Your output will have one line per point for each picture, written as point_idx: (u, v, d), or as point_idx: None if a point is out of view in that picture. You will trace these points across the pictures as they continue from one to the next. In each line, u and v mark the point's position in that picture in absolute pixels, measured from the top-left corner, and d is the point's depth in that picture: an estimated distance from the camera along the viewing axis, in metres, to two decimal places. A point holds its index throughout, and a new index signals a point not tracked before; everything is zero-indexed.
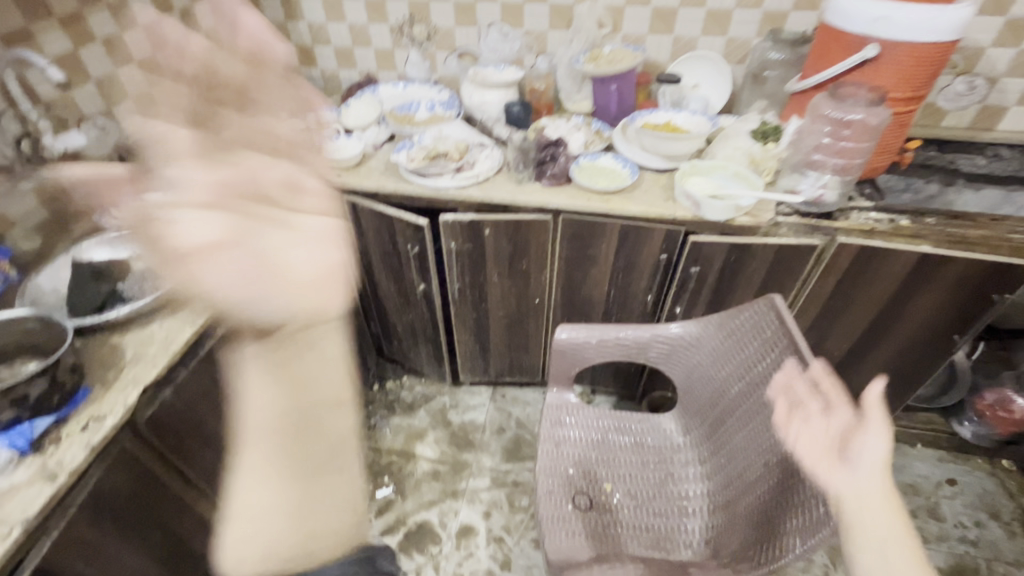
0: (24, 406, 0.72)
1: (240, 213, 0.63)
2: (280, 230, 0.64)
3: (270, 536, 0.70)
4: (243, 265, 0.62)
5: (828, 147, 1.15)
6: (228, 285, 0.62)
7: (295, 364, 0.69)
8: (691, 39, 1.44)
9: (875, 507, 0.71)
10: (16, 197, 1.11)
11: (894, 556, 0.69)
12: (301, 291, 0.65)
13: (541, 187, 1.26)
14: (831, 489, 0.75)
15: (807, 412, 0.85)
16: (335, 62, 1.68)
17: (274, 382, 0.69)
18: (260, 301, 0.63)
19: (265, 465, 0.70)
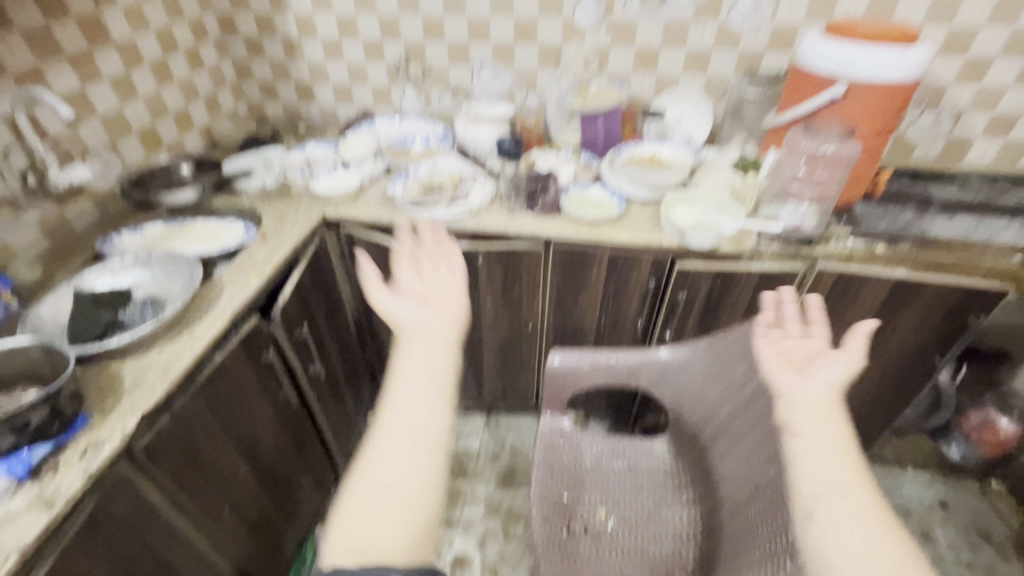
0: (24, 432, 0.73)
1: (411, 278, 0.84)
2: (434, 284, 0.83)
3: (391, 513, 0.56)
4: (414, 301, 0.79)
5: (805, 178, 1.23)
6: (401, 311, 0.77)
7: (438, 358, 0.71)
8: (672, 77, 1.52)
9: (825, 420, 0.71)
10: (19, 229, 1.13)
11: (838, 469, 0.66)
12: (436, 317, 0.77)
13: (532, 216, 1.30)
14: (785, 392, 0.76)
15: (784, 331, 0.88)
16: (333, 98, 1.75)
17: (423, 365, 0.70)
18: (420, 319, 0.76)
19: (412, 428, 0.63)
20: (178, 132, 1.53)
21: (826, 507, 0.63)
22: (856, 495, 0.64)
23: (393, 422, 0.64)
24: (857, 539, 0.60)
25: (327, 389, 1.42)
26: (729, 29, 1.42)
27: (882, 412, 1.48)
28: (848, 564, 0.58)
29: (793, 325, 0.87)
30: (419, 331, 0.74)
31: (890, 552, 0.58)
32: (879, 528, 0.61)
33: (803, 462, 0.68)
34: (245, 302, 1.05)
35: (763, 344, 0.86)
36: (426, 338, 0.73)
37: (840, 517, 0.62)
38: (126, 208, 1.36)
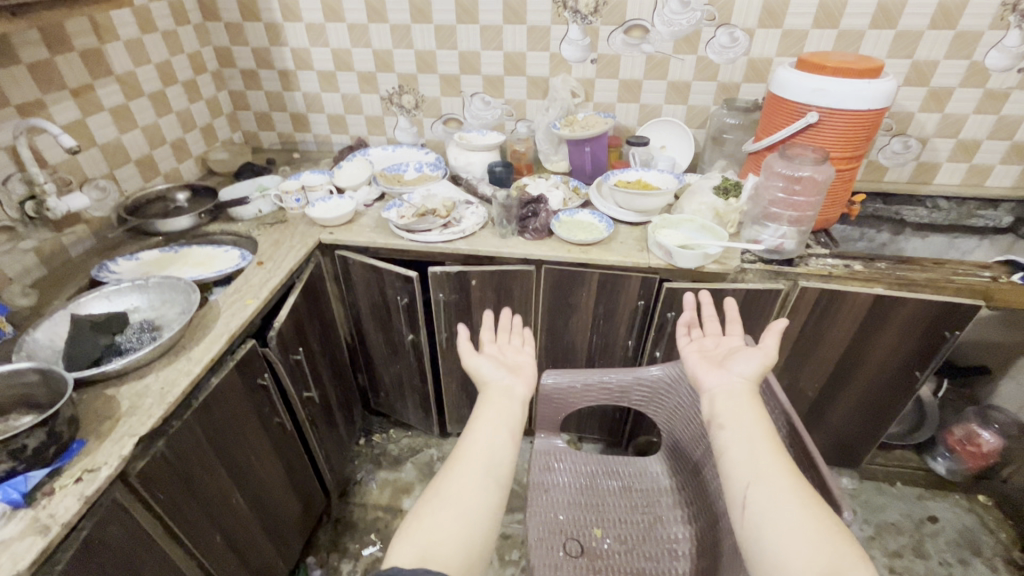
0: (20, 457, 0.73)
1: (497, 347, 0.87)
2: (516, 355, 0.86)
3: (448, 531, 0.60)
4: (501, 364, 0.83)
5: (783, 201, 1.25)
6: (487, 370, 0.81)
7: (512, 412, 0.75)
8: (655, 107, 1.60)
9: (743, 410, 0.72)
10: (15, 255, 1.14)
11: (759, 451, 0.67)
12: (516, 377, 0.81)
13: (523, 241, 1.34)
14: (707, 388, 0.78)
15: (703, 334, 0.91)
16: (328, 128, 1.79)
17: (506, 418, 0.74)
18: (506, 383, 0.79)
19: (485, 463, 0.67)
20: (175, 161, 1.57)
21: (754, 489, 0.63)
22: (779, 475, 0.64)
23: (468, 458, 0.68)
24: (781, 515, 0.60)
25: (321, 413, 1.42)
26: (707, 62, 1.50)
27: (869, 429, 1.51)
28: (778, 543, 0.58)
29: (711, 326, 0.91)
30: (503, 389, 0.78)
31: (812, 524, 0.58)
32: (800, 500, 0.61)
33: (728, 450, 0.69)
34: (241, 326, 1.07)
35: (687, 345, 0.89)
36: (509, 395, 0.77)
37: (765, 496, 0.62)
38: (122, 234, 1.37)
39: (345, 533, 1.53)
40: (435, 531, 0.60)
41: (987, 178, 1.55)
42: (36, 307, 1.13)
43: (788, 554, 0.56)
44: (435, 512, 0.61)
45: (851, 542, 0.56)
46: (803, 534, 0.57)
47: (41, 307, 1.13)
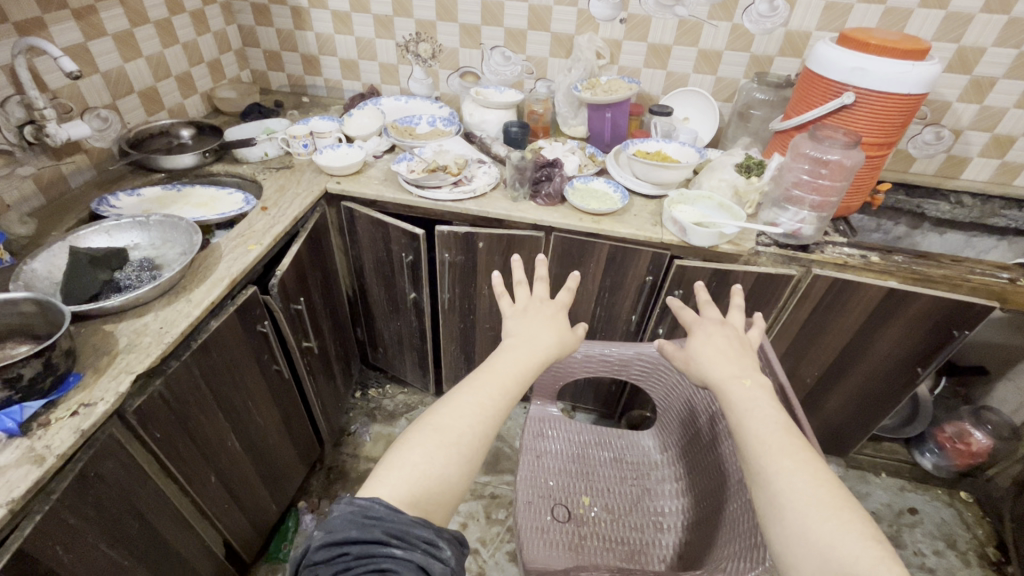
0: (16, 386, 0.72)
1: (524, 303, 0.86)
2: (545, 319, 0.84)
3: (438, 469, 0.64)
4: (537, 328, 0.82)
5: (807, 183, 1.20)
6: (525, 332, 0.81)
7: (517, 363, 0.76)
8: (683, 75, 1.53)
9: (756, 406, 0.73)
10: (12, 181, 1.10)
11: (769, 434, 0.70)
12: (526, 336, 0.80)
13: (535, 206, 1.30)
14: (717, 377, 0.79)
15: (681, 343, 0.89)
16: (340, 73, 1.73)
17: (523, 372, 0.76)
18: (522, 335, 0.81)
19: (481, 410, 0.70)
20: (180, 96, 1.51)
21: (770, 487, 0.65)
22: (793, 464, 0.66)
23: (463, 401, 0.71)
24: (784, 512, 0.63)
25: (319, 363, 1.42)
26: (742, 32, 1.42)
27: (862, 421, 1.52)
28: (784, 543, 0.62)
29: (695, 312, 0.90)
30: (530, 348, 0.79)
31: (820, 521, 0.60)
32: (810, 496, 0.63)
33: (741, 436, 0.72)
34: (244, 271, 1.05)
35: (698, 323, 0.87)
36: (534, 359, 0.78)
37: (770, 489, 0.65)
38: (123, 168, 1.34)
39: (336, 482, 1.56)
40: (417, 464, 0.64)
41: (1017, 176, 1.49)
42: (33, 238, 1.10)
43: (796, 548, 0.60)
44: (425, 444, 0.66)
45: (856, 540, 0.58)
46: (817, 530, 0.60)
47: (40, 238, 1.11)
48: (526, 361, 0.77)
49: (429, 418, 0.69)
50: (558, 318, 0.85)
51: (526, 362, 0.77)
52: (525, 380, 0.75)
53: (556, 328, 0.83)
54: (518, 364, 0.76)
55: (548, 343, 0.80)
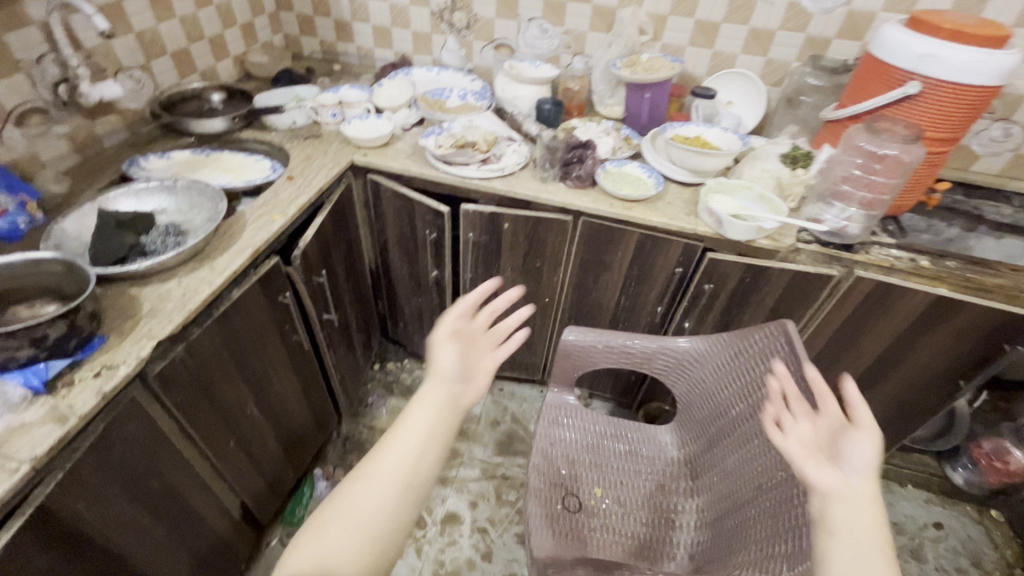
0: (41, 346, 0.74)
1: (436, 336, 0.80)
2: (458, 360, 0.77)
3: (343, 545, 0.61)
4: (463, 358, 0.78)
5: (857, 179, 1.14)
6: (442, 359, 0.77)
7: (431, 418, 0.72)
8: (730, 55, 1.44)
9: (854, 519, 0.64)
10: (48, 139, 1.12)
11: (863, 550, 0.61)
12: (436, 381, 0.75)
13: (565, 188, 1.26)
14: (824, 480, 0.68)
15: (792, 418, 0.78)
16: (373, 41, 1.69)
17: (440, 426, 0.71)
18: (433, 380, 0.75)
19: (388, 483, 0.66)
20: (212, 59, 1.50)
21: None
22: None
23: (374, 469, 0.67)
24: None
25: (339, 335, 1.42)
26: (799, 10, 1.32)
27: (893, 431, 1.45)
28: None
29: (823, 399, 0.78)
30: (447, 392, 0.74)
31: None
32: None
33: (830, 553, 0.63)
34: (268, 241, 1.04)
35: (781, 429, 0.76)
36: (451, 403, 0.74)
37: None
38: (155, 130, 1.34)
39: (352, 452, 1.58)
40: (322, 546, 0.61)
41: None
42: (67, 196, 1.12)
43: None
44: (331, 524, 0.63)
45: None
46: None
47: (73, 197, 1.13)
48: (440, 415, 0.72)
49: (341, 489, 0.66)
50: (465, 355, 0.78)
51: (439, 416, 0.72)
52: (438, 435, 0.71)
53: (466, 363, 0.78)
54: (427, 420, 0.71)
55: (461, 387, 0.76)
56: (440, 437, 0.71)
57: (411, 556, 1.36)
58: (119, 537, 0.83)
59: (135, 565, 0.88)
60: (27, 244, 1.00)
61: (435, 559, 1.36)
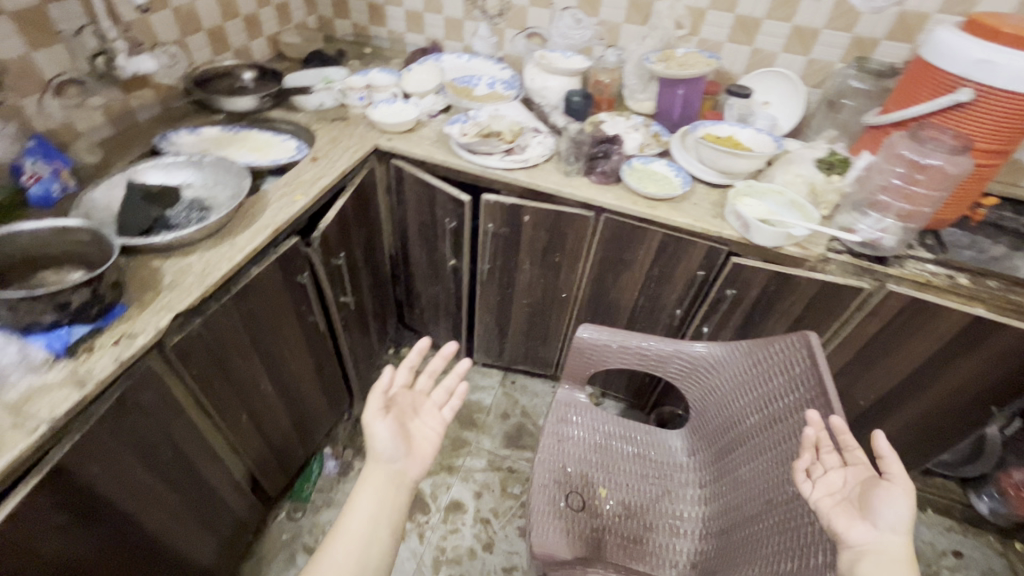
0: (65, 311, 0.76)
1: (370, 417, 0.79)
2: (397, 439, 0.78)
3: None
4: (399, 432, 0.80)
5: (897, 189, 1.10)
6: (380, 441, 0.78)
7: (384, 495, 0.75)
8: (770, 54, 1.38)
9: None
10: (84, 111, 1.15)
11: None
12: (375, 460, 0.77)
13: (588, 183, 1.23)
14: (856, 535, 0.68)
15: (822, 470, 0.79)
16: (405, 25, 1.68)
17: (386, 508, 0.74)
18: (374, 460, 0.77)
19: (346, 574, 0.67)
20: (246, 38, 1.52)
21: None
22: None
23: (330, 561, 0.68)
24: None
25: (355, 318, 1.43)
26: (847, 9, 1.26)
27: (916, 453, 1.40)
28: None
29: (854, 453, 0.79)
30: (388, 472, 0.76)
31: None
32: None
33: None
34: (289, 220, 1.05)
35: (809, 483, 0.78)
36: (395, 479, 0.76)
37: None
38: (187, 106, 1.37)
39: (361, 434, 1.59)
40: None
41: None
42: (100, 166, 1.15)
43: None
44: None
45: None
46: None
47: (105, 167, 1.16)
48: (386, 495, 0.75)
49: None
50: (400, 427, 0.81)
51: (386, 495, 0.75)
52: (388, 516, 0.74)
53: (407, 435, 0.81)
54: (371, 502, 0.74)
55: (403, 460, 0.78)
56: (395, 511, 0.75)
57: (414, 541, 1.38)
58: (131, 502, 0.85)
59: (146, 531, 0.90)
60: (58, 212, 1.02)
61: (436, 545, 1.38)
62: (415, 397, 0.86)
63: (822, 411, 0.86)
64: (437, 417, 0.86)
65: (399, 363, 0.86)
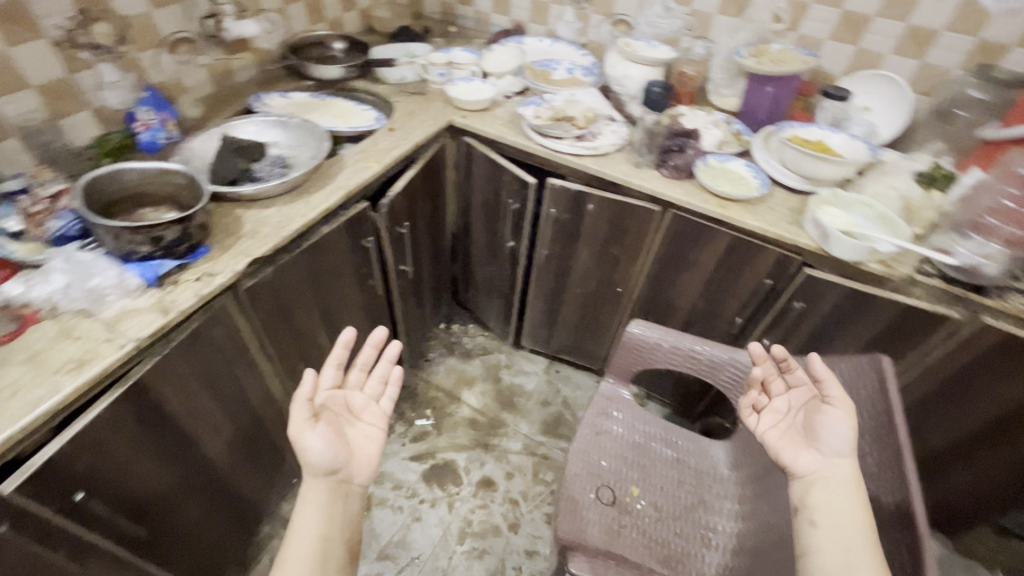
0: (159, 245, 0.84)
1: (299, 431, 0.71)
2: (334, 448, 0.72)
3: None
4: (335, 439, 0.73)
5: (1008, 212, 0.95)
6: (315, 452, 0.70)
7: (336, 506, 0.70)
8: (877, 55, 1.28)
9: (836, 496, 0.73)
10: (192, 68, 1.25)
11: (845, 518, 0.71)
12: (313, 474, 0.71)
13: (657, 176, 1.19)
14: (801, 461, 0.79)
15: (769, 402, 0.90)
16: (491, 6, 1.69)
17: (332, 525, 0.68)
18: (313, 473, 0.70)
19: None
20: (340, 10, 1.58)
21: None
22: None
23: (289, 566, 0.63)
24: None
25: (411, 289, 1.48)
26: (975, 9, 1.14)
27: (991, 508, 1.26)
28: None
29: (796, 376, 0.90)
30: (331, 486, 0.71)
31: None
32: None
33: (813, 535, 0.71)
34: (361, 185, 1.10)
35: (758, 416, 0.89)
36: (341, 490, 0.71)
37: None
38: (281, 71, 1.45)
39: (406, 400, 1.65)
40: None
41: None
42: (199, 120, 1.25)
43: None
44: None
45: None
46: None
47: (204, 122, 1.26)
48: (340, 504, 0.70)
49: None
50: (338, 428, 0.75)
51: (342, 506, 0.71)
52: (344, 524, 0.69)
53: (349, 437, 0.76)
54: (321, 516, 0.68)
55: (350, 465, 0.73)
56: (354, 515, 0.71)
57: (443, 510, 1.42)
58: (194, 425, 0.93)
59: (205, 456, 0.98)
60: (162, 159, 1.12)
61: (464, 517, 1.41)
62: (349, 399, 0.81)
63: (883, 438, 0.81)
64: (378, 415, 0.81)
65: (325, 364, 0.81)
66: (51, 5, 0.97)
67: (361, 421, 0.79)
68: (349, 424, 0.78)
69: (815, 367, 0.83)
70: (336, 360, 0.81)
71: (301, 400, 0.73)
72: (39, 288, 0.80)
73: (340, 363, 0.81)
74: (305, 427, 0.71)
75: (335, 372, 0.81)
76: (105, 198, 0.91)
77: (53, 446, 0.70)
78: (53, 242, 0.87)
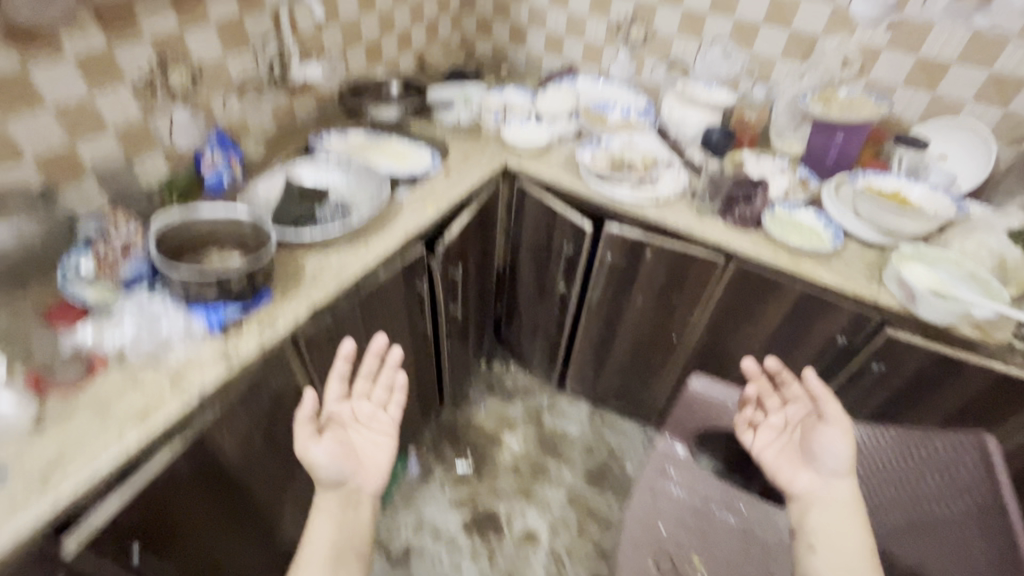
0: (225, 292, 0.83)
1: (306, 447, 0.76)
2: (341, 460, 0.77)
3: None
4: (341, 451, 0.77)
5: None
6: (322, 467, 0.75)
7: (349, 520, 0.74)
8: (956, 102, 1.22)
9: (837, 518, 0.79)
10: (257, 110, 1.28)
11: (847, 543, 0.77)
12: (324, 484, 0.76)
13: (721, 226, 1.15)
14: (800, 481, 0.85)
15: (763, 419, 0.96)
16: (544, 46, 1.70)
17: (345, 531, 0.73)
18: (326, 484, 0.76)
19: None
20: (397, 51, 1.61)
21: None
22: None
23: None
24: None
25: (457, 329, 1.45)
26: None
27: None
28: None
29: (791, 391, 0.95)
30: (343, 495, 0.76)
31: None
32: None
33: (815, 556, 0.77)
34: (419, 230, 1.09)
35: (756, 433, 0.95)
36: (351, 501, 0.76)
37: None
38: (338, 111, 1.48)
39: (446, 441, 1.61)
40: None
41: None
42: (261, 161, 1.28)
43: None
44: None
45: None
46: None
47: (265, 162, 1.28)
48: (355, 517, 0.75)
49: None
50: (344, 439, 0.80)
51: (356, 521, 0.75)
52: (357, 537, 0.73)
53: (356, 447, 0.80)
54: (333, 529, 0.73)
55: (358, 475, 0.78)
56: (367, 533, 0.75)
57: (483, 563, 1.36)
58: (248, 477, 0.91)
59: (254, 506, 0.95)
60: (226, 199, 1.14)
61: (506, 571, 1.35)
62: (355, 410, 0.85)
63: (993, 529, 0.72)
64: (383, 424, 0.85)
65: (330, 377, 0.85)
66: (136, 53, 1.00)
67: (367, 430, 0.84)
68: (356, 432, 0.83)
69: (810, 384, 0.89)
70: (338, 374, 0.85)
71: (303, 419, 0.78)
72: (111, 337, 0.81)
73: (342, 376, 0.85)
74: (308, 442, 0.76)
75: (340, 384, 0.85)
76: (175, 244, 0.92)
77: (111, 505, 0.69)
78: (125, 287, 0.88)
